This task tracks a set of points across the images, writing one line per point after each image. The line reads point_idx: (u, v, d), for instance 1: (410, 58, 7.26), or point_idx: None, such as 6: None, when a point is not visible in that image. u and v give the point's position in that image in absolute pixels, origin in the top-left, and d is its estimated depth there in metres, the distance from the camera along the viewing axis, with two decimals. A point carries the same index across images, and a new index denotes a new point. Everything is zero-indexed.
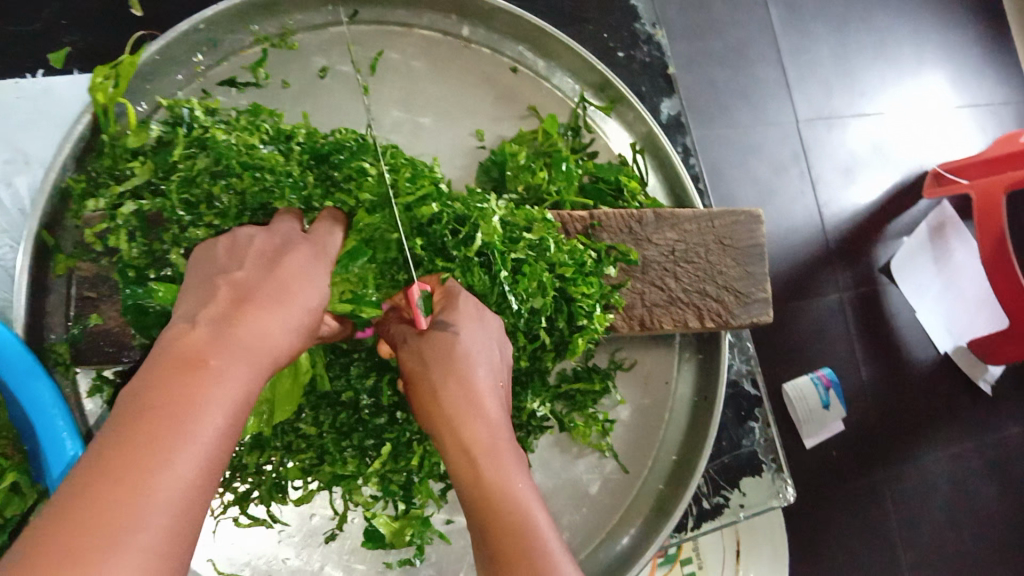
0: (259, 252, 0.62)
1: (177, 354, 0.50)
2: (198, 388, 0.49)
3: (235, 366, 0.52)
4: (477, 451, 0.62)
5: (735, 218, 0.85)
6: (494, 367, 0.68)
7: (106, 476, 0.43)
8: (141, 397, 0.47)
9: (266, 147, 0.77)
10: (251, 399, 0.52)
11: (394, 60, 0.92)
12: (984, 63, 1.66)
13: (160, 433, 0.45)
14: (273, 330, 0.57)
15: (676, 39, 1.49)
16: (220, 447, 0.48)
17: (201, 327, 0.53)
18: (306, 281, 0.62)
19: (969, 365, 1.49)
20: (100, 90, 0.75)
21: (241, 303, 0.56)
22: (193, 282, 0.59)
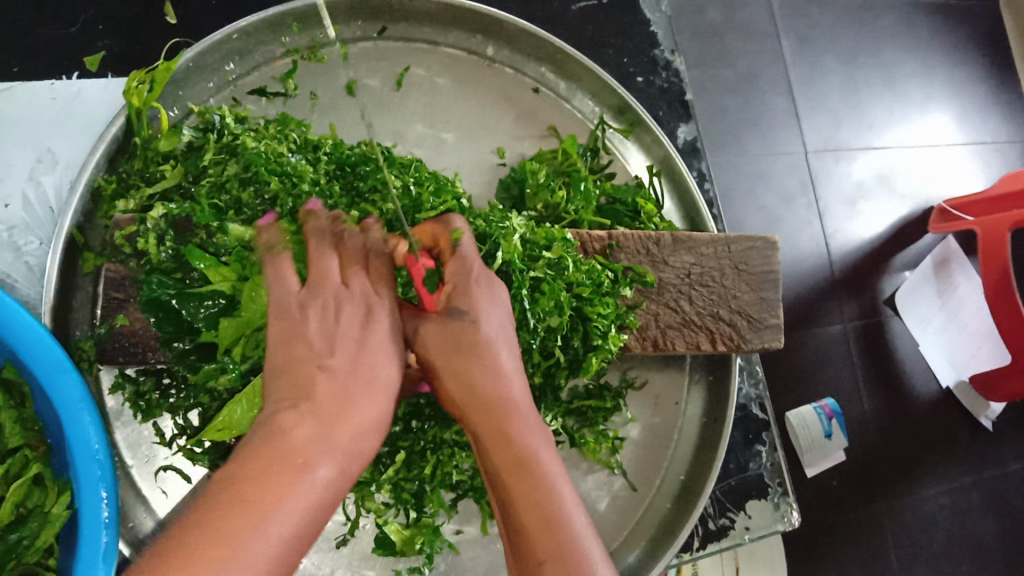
0: (349, 333, 0.66)
1: (277, 450, 0.56)
2: (287, 488, 0.54)
3: (323, 470, 0.57)
4: (491, 411, 0.64)
5: (751, 243, 0.86)
6: (503, 331, 0.69)
7: (187, 554, 0.48)
8: (235, 483, 0.53)
9: (294, 156, 0.78)
10: (334, 501, 0.58)
11: (419, 76, 0.94)
12: (991, 101, 1.68)
13: (244, 521, 0.51)
14: (358, 431, 0.61)
15: (691, 68, 1.52)
16: (298, 543, 0.53)
17: (305, 425, 0.59)
18: (389, 371, 0.66)
19: (970, 401, 1.49)
20: (135, 94, 0.77)
21: (338, 401, 0.61)
22: (285, 362, 0.64)
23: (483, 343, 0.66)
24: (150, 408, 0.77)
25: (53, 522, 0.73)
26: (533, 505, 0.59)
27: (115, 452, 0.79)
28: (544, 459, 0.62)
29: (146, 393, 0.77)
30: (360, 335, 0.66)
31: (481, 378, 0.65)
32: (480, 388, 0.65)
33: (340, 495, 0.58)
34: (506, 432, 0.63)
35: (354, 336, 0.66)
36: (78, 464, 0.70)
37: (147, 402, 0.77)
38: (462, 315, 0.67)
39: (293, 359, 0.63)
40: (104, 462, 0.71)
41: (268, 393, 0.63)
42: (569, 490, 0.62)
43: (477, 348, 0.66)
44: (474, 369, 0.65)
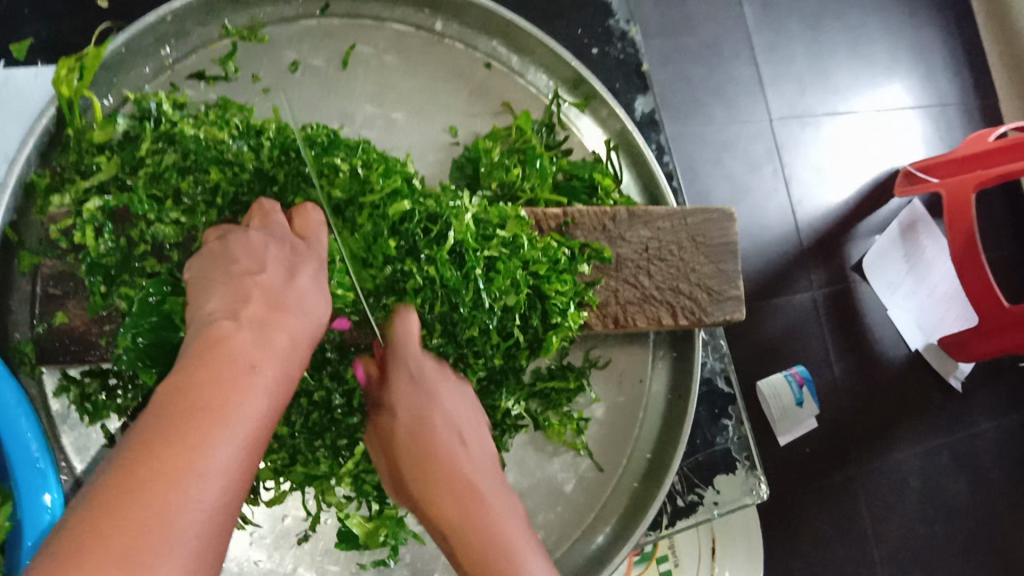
0: (277, 256, 0.67)
1: (215, 358, 0.56)
2: (236, 392, 0.54)
3: (267, 372, 0.57)
4: (458, 488, 0.68)
5: (708, 216, 0.84)
6: (466, 416, 0.74)
7: (152, 466, 0.47)
8: (183, 396, 0.53)
9: (236, 143, 0.74)
10: (281, 405, 0.58)
11: (367, 54, 0.91)
12: (955, 62, 1.67)
13: (203, 430, 0.50)
14: (295, 337, 0.62)
15: (651, 37, 1.50)
16: (256, 447, 0.53)
17: (240, 332, 0.59)
18: (319, 295, 0.67)
19: (939, 361, 1.50)
20: (65, 82, 0.74)
21: (272, 310, 0.62)
22: (218, 280, 0.64)
23: (447, 432, 0.72)
24: (97, 409, 0.74)
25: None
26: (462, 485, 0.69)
27: (62, 458, 0.76)
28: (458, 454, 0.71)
29: (92, 394, 0.75)
30: (291, 258, 0.68)
31: (448, 466, 0.70)
32: (443, 471, 0.70)
33: (284, 400, 0.59)
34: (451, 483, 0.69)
35: (285, 258, 0.67)
36: (17, 472, 0.70)
37: (93, 403, 0.74)
38: (425, 400, 0.73)
39: (228, 276, 0.64)
40: (45, 469, 0.70)
41: (203, 306, 0.63)
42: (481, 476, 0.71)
43: (441, 437, 0.72)
44: (438, 461, 0.70)
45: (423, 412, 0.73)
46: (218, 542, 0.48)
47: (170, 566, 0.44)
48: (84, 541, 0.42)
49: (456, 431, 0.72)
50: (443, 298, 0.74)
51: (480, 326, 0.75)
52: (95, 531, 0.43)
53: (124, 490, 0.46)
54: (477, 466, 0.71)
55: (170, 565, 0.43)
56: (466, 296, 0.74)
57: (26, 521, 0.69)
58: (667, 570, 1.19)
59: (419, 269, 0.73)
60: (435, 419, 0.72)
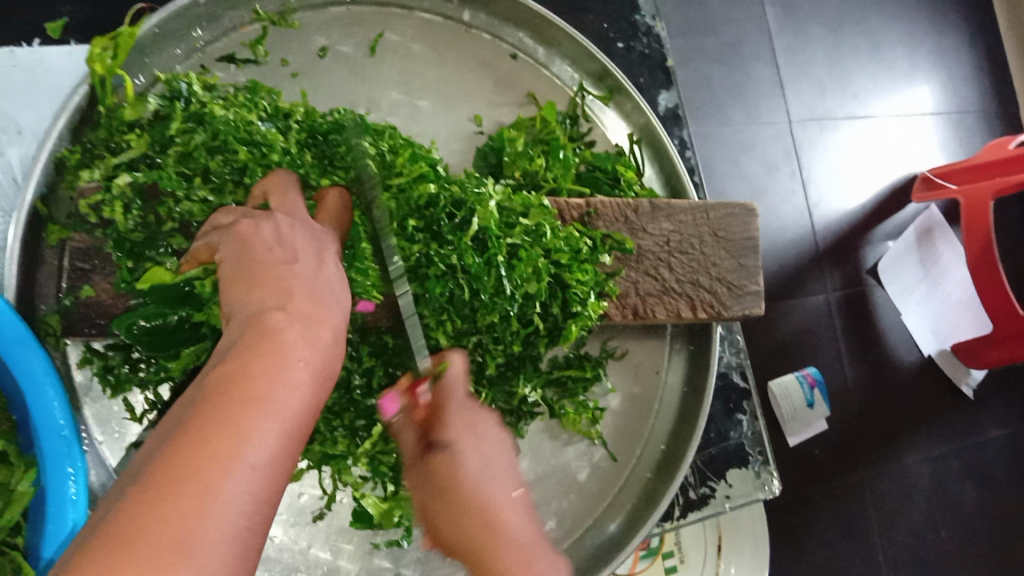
0: (306, 246, 0.66)
1: (263, 346, 0.55)
2: (283, 385, 0.53)
3: (311, 366, 0.56)
4: (519, 549, 0.57)
5: (730, 210, 0.85)
6: (501, 457, 0.67)
7: (203, 452, 0.46)
8: (232, 382, 0.51)
9: (264, 124, 0.76)
10: (321, 399, 0.57)
11: (394, 42, 0.92)
12: (977, 69, 1.67)
13: (253, 420, 0.49)
14: (335, 332, 0.61)
15: (674, 35, 1.50)
16: (297, 443, 0.52)
17: (288, 324, 0.58)
18: (341, 286, 0.66)
19: (952, 368, 1.50)
20: (99, 61, 0.75)
21: (313, 302, 0.61)
22: (253, 267, 0.63)
23: (501, 486, 0.63)
24: (120, 382, 0.77)
25: (20, 499, 0.72)
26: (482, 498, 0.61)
27: (84, 428, 0.78)
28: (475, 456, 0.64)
29: (115, 366, 0.76)
30: (317, 247, 0.67)
31: (504, 521, 0.60)
32: (479, 509, 0.60)
33: (325, 394, 0.58)
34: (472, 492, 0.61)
35: (312, 246, 0.67)
36: (43, 438, 0.71)
37: (117, 376, 0.77)
38: (481, 446, 0.65)
39: (266, 267, 0.62)
40: (69, 437, 0.72)
41: (242, 298, 0.61)
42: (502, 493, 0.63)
43: (496, 493, 0.62)
44: (494, 517, 0.60)
45: (483, 460, 0.64)
46: (260, 535, 0.47)
47: (214, 559, 0.42)
48: (131, 526, 0.41)
49: (508, 485, 0.64)
50: (466, 284, 0.75)
51: (500, 313, 0.76)
52: (142, 516, 0.42)
53: (174, 474, 0.44)
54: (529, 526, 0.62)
55: (212, 558, 0.42)
56: (488, 283, 0.75)
57: (48, 489, 0.70)
58: (672, 566, 1.20)
59: (443, 254, 0.74)
60: (491, 469, 0.64)
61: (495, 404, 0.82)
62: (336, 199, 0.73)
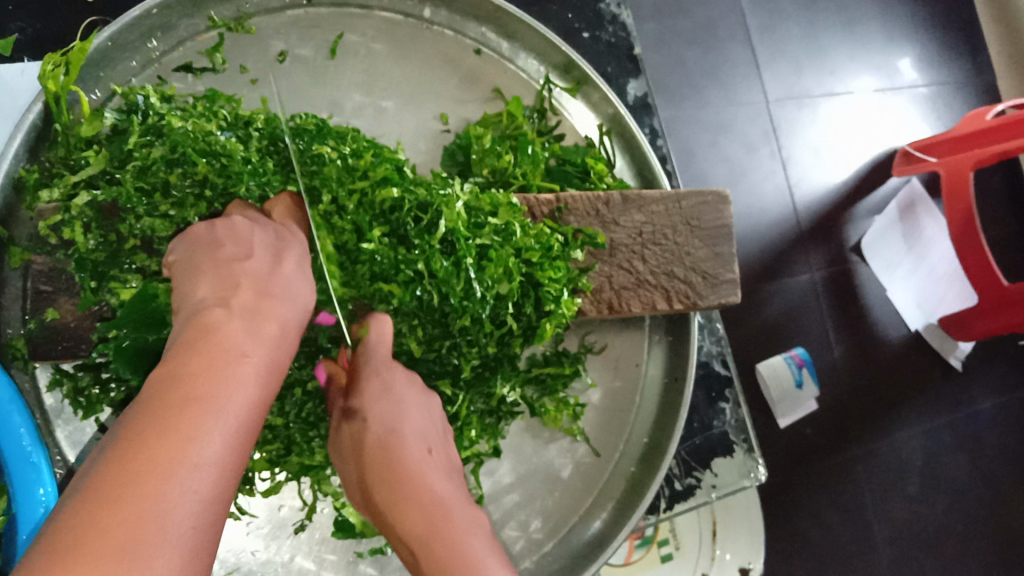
0: (264, 242, 0.67)
1: (207, 346, 0.56)
2: (228, 382, 0.54)
3: (257, 361, 0.58)
4: (429, 506, 0.66)
5: (702, 198, 0.84)
6: (425, 426, 0.73)
7: (147, 456, 0.47)
8: (177, 384, 0.53)
9: (224, 134, 0.74)
10: (270, 393, 0.58)
11: (354, 43, 0.90)
12: (952, 39, 1.66)
13: (195, 419, 0.51)
14: (283, 325, 0.63)
15: (645, 20, 1.49)
16: (246, 437, 0.53)
17: (231, 320, 0.59)
18: (299, 283, 0.67)
19: (939, 342, 1.49)
20: (52, 78, 0.73)
21: (261, 296, 0.63)
22: (205, 264, 0.64)
23: (417, 439, 0.71)
24: (91, 403, 0.75)
25: None
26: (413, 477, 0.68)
27: (57, 451, 0.76)
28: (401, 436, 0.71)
29: (85, 388, 0.75)
30: (276, 245, 0.68)
31: (413, 477, 0.68)
32: (408, 485, 0.68)
33: (275, 386, 0.59)
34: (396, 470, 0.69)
35: (271, 244, 0.68)
36: (10, 466, 0.70)
37: (88, 397, 0.75)
38: (390, 404, 0.72)
39: (214, 262, 0.64)
40: (38, 463, 0.71)
41: (192, 293, 0.62)
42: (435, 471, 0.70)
43: (411, 446, 0.71)
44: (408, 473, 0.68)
45: (395, 420, 0.72)
46: (213, 529, 0.48)
47: (168, 557, 0.44)
48: (84, 532, 0.43)
49: (425, 442, 0.72)
50: (436, 289, 0.73)
51: (472, 314, 0.75)
52: (92, 522, 0.43)
53: (119, 479, 0.46)
54: (446, 480, 0.70)
55: (167, 557, 0.44)
56: (457, 286, 0.73)
57: (20, 515, 0.70)
58: (667, 554, 1.21)
59: (410, 257, 0.73)
60: (415, 429, 0.72)
61: (474, 406, 0.82)
62: (287, 200, 0.74)
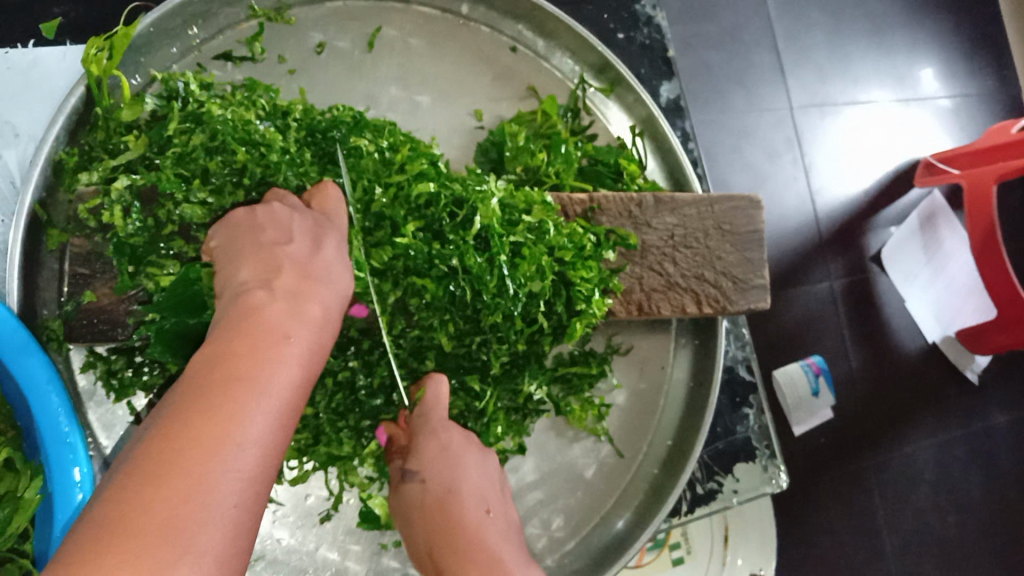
0: (303, 229, 0.66)
1: (251, 327, 0.56)
2: (270, 363, 0.54)
3: (300, 342, 0.57)
4: (490, 553, 0.66)
5: (735, 203, 0.84)
6: (484, 492, 0.73)
7: (192, 433, 0.48)
8: (222, 362, 0.53)
9: (263, 124, 0.75)
10: (311, 374, 0.58)
11: (391, 37, 0.91)
12: (980, 51, 1.65)
13: (240, 397, 0.51)
14: (325, 308, 0.62)
15: (673, 23, 1.49)
16: (288, 417, 0.53)
17: (274, 302, 0.59)
18: (340, 268, 0.66)
19: (956, 355, 1.48)
20: (94, 62, 0.73)
21: (303, 279, 0.62)
22: (246, 249, 0.64)
23: (473, 500, 0.71)
24: (122, 387, 0.75)
25: (26, 507, 0.71)
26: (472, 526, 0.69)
27: (90, 433, 0.77)
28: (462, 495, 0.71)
29: (118, 371, 0.75)
30: (316, 228, 0.67)
31: (476, 533, 0.68)
32: (468, 536, 0.68)
33: (316, 367, 0.59)
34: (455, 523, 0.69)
35: (311, 229, 0.67)
36: (48, 446, 0.70)
37: (119, 380, 0.75)
38: (451, 467, 0.72)
39: (256, 247, 0.64)
40: (75, 444, 0.71)
41: (234, 276, 0.62)
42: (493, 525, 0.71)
43: (469, 506, 0.71)
44: (465, 533, 0.68)
45: (451, 480, 0.72)
46: (254, 506, 0.49)
47: (211, 535, 0.44)
48: (129, 508, 0.43)
49: (483, 502, 0.72)
50: (469, 284, 0.73)
51: (503, 311, 0.75)
52: (137, 498, 0.44)
53: (164, 456, 0.46)
54: (501, 536, 0.69)
55: (209, 535, 0.44)
56: (490, 282, 0.73)
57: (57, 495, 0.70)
58: (678, 557, 1.20)
59: (444, 253, 0.73)
60: (477, 485, 0.73)
61: (501, 403, 0.82)
62: (331, 192, 0.72)
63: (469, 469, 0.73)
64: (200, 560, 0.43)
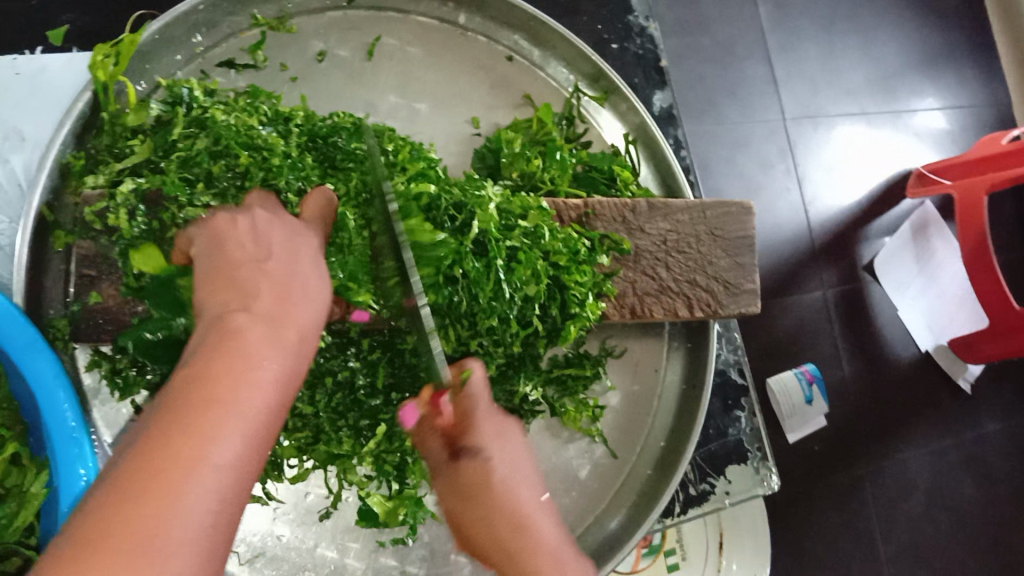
0: (280, 240, 0.69)
1: (228, 351, 0.57)
2: (247, 384, 0.55)
3: (276, 366, 0.58)
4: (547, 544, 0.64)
5: (727, 209, 0.86)
6: (527, 478, 0.69)
7: (166, 455, 0.48)
8: (198, 385, 0.54)
9: (265, 129, 0.77)
10: (287, 397, 0.59)
11: (391, 46, 0.93)
12: (968, 64, 1.68)
13: (214, 420, 0.51)
14: (303, 331, 0.63)
15: (668, 36, 1.52)
16: (265, 438, 0.54)
17: (251, 325, 0.60)
18: (318, 279, 0.68)
19: (948, 362, 1.50)
20: (101, 68, 0.75)
21: (281, 300, 0.64)
22: (224, 264, 0.66)
23: (515, 483, 0.68)
24: (128, 385, 0.77)
25: (32, 502, 0.72)
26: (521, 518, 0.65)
27: (95, 431, 0.78)
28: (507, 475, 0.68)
29: (123, 370, 0.76)
30: (294, 240, 0.70)
31: (521, 514, 0.65)
32: (521, 522, 0.65)
33: (292, 391, 0.60)
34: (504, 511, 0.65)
35: (288, 241, 0.69)
36: (56, 441, 0.71)
37: (124, 379, 0.76)
38: (499, 446, 0.69)
39: (233, 262, 0.66)
40: (81, 438, 0.72)
41: (211, 291, 0.64)
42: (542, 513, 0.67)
43: (519, 491, 0.67)
44: (508, 515, 0.65)
45: (506, 462, 0.68)
46: (229, 527, 0.49)
47: (182, 557, 0.45)
48: (103, 530, 0.44)
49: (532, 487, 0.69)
50: (466, 288, 0.75)
51: (499, 315, 0.77)
52: (111, 520, 0.45)
53: (137, 478, 0.47)
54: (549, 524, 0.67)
55: (182, 556, 0.45)
56: (488, 286, 0.76)
57: (62, 489, 0.71)
58: (674, 564, 1.21)
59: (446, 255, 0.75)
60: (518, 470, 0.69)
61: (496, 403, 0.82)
62: (322, 195, 0.74)
63: (512, 453, 0.70)
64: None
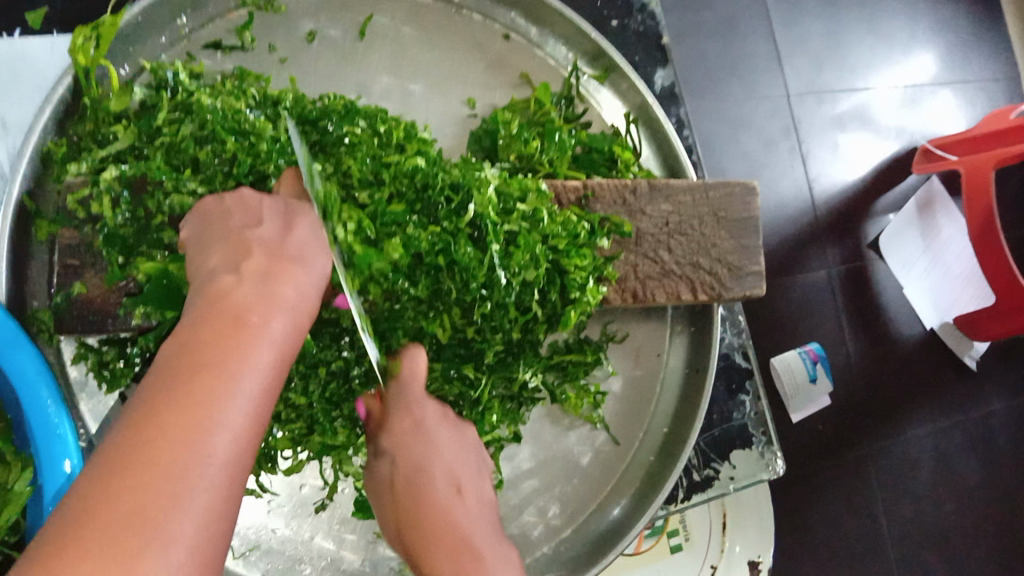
0: (273, 210, 0.64)
1: (219, 311, 0.53)
2: (243, 345, 0.51)
3: (275, 322, 0.55)
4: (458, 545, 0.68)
5: (730, 190, 0.83)
6: (465, 466, 0.74)
7: (158, 425, 0.46)
8: (190, 350, 0.51)
9: (253, 112, 0.75)
10: (291, 354, 0.56)
11: (384, 25, 0.90)
12: (976, 37, 1.64)
13: (208, 384, 0.49)
14: (302, 289, 0.59)
15: (669, 11, 1.48)
16: (267, 398, 0.51)
17: (243, 286, 0.56)
18: (317, 247, 0.63)
19: (954, 340, 1.48)
20: (81, 52, 0.73)
21: (275, 260, 0.59)
22: (217, 235, 0.62)
23: (445, 481, 0.72)
24: (115, 377, 0.75)
25: (16, 499, 0.72)
26: (451, 530, 0.69)
27: (81, 425, 0.78)
28: (436, 476, 0.72)
29: (110, 362, 0.75)
30: (286, 213, 0.65)
31: (442, 514, 0.70)
32: (436, 522, 0.69)
33: (295, 347, 0.56)
34: (429, 511, 0.70)
35: (281, 212, 0.65)
36: (37, 437, 0.70)
37: (111, 371, 0.75)
38: (423, 444, 0.72)
39: (225, 233, 0.62)
40: (64, 435, 0.71)
41: (206, 262, 0.60)
42: (477, 512, 0.72)
43: (438, 485, 0.72)
44: (433, 511, 0.70)
45: (425, 462, 0.72)
46: (231, 492, 0.47)
47: (180, 528, 0.43)
48: (94, 505, 0.42)
49: (454, 480, 0.73)
50: (458, 273, 0.73)
51: (493, 301, 0.75)
52: (103, 495, 0.43)
53: (130, 449, 0.45)
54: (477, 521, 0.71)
55: (179, 528, 0.43)
56: (479, 274, 0.73)
57: (46, 484, 0.70)
58: (677, 544, 1.20)
59: (442, 242, 0.72)
60: (447, 462, 0.73)
61: (495, 392, 0.82)
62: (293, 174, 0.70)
63: (447, 449, 0.73)
64: (168, 553, 0.42)
